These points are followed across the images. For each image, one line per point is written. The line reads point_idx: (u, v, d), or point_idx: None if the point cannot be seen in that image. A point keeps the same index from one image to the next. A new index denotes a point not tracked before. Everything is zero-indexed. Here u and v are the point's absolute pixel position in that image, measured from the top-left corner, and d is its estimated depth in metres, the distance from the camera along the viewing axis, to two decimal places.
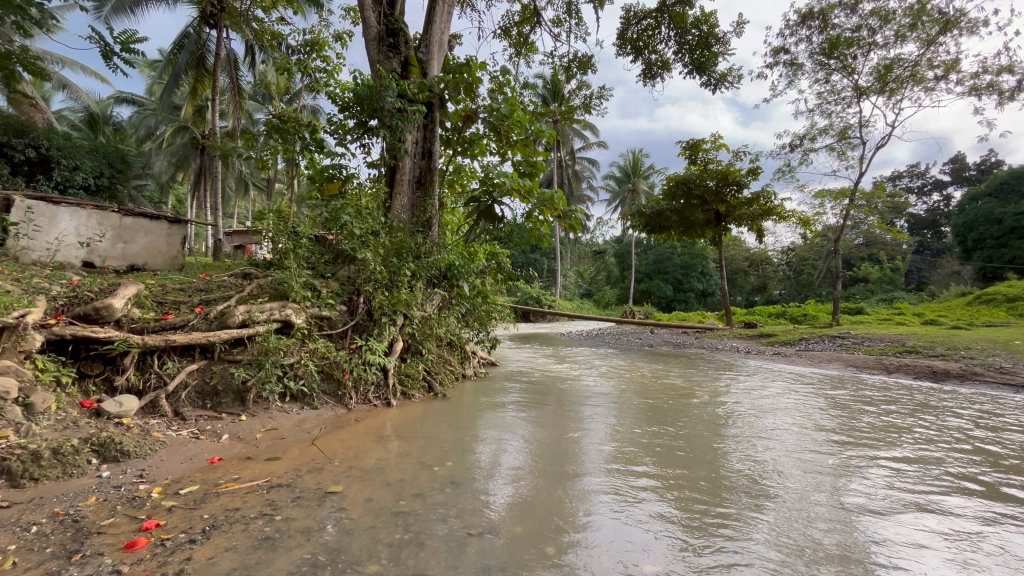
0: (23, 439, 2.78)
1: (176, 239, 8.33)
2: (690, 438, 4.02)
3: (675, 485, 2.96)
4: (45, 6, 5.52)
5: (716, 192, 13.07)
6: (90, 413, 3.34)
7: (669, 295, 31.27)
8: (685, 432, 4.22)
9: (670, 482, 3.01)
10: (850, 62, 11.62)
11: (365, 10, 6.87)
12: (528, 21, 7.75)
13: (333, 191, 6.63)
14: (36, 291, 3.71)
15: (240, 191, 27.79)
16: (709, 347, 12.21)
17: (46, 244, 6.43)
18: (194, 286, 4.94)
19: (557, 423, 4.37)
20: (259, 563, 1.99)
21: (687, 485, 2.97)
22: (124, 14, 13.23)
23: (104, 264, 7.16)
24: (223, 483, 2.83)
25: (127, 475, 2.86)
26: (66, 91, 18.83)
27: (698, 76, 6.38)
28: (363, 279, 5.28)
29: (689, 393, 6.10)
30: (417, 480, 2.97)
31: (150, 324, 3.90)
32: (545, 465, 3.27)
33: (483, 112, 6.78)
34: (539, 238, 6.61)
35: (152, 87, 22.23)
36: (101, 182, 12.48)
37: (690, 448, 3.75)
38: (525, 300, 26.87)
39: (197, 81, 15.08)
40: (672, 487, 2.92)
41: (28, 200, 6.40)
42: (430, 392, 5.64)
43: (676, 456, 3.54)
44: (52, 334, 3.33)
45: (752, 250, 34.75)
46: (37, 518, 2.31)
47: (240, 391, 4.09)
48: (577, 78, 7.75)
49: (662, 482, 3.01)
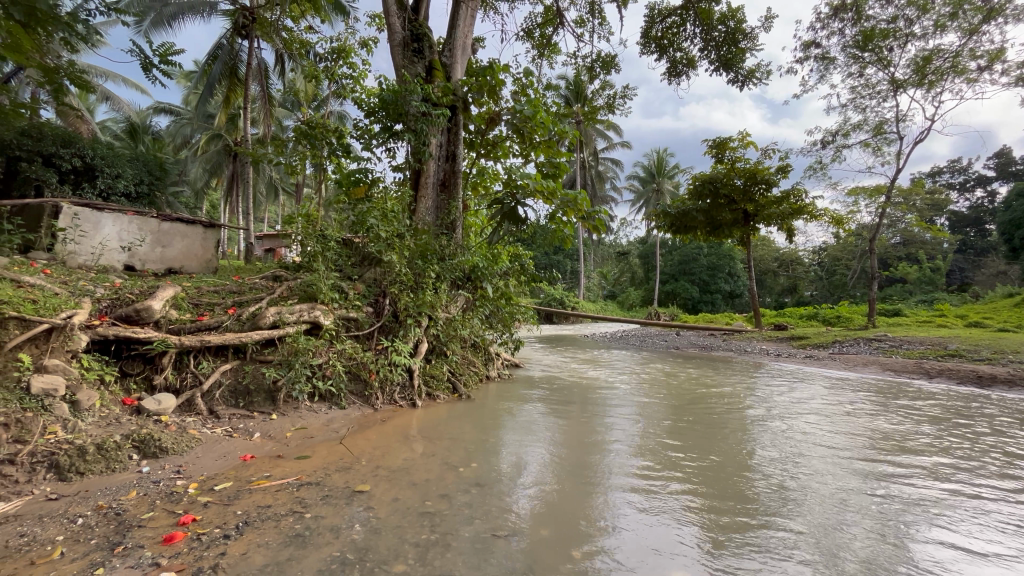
0: (70, 435, 2.91)
1: (211, 243, 8.61)
2: (718, 443, 3.93)
3: (702, 490, 2.90)
4: (90, 22, 5.81)
5: (744, 191, 12.73)
6: (131, 410, 3.47)
7: (695, 296, 30.70)
8: (714, 437, 4.12)
9: (697, 487, 2.96)
10: (885, 54, 11.23)
11: (390, 17, 7.01)
12: (550, 22, 7.75)
13: (360, 195, 6.76)
14: (82, 293, 3.89)
15: (271, 196, 28.63)
16: (738, 349, 11.93)
17: (90, 249, 6.74)
18: (228, 289, 5.10)
19: (582, 427, 4.33)
20: (290, 559, 2.03)
21: (715, 490, 2.91)
22: (163, 28, 13.83)
23: (144, 267, 7.47)
24: (255, 481, 2.90)
25: (165, 470, 2.97)
26: (109, 103, 19.76)
27: (725, 73, 6.26)
28: (389, 281, 5.36)
29: (717, 397, 5.96)
30: (443, 481, 2.98)
31: (186, 325, 4.03)
32: (570, 469, 3.25)
33: (506, 114, 6.81)
34: (563, 239, 6.57)
35: (187, 97, 23.09)
36: (141, 189, 13.03)
37: (719, 454, 3.65)
38: (549, 302, 26.82)
39: (230, 89, 15.59)
40: (700, 493, 2.87)
41: (74, 207, 6.71)
42: (455, 394, 5.67)
43: (704, 461, 3.47)
44: (96, 334, 3.48)
45: (782, 250, 33.81)
46: (83, 511, 2.42)
47: (271, 391, 4.20)
48: (601, 78, 7.71)
49: (688, 487, 2.96)
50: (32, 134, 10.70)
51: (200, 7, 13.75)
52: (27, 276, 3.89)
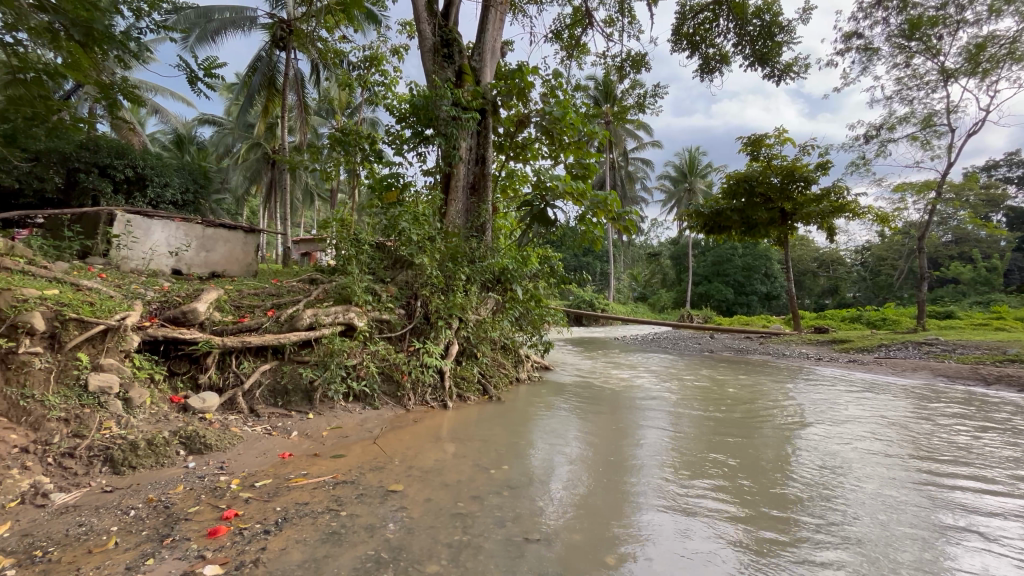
0: (123, 430, 3.07)
1: (251, 247, 8.94)
2: (755, 450, 3.80)
3: (736, 499, 2.80)
4: (142, 40, 6.13)
5: (781, 189, 12.34)
6: (178, 407, 3.62)
7: (730, 299, 29.84)
8: (752, 443, 3.99)
9: (732, 495, 2.85)
10: (934, 43, 10.65)
11: (421, 24, 7.14)
12: (579, 23, 7.72)
13: (392, 199, 6.88)
14: (134, 296, 4.10)
15: (307, 201, 29.55)
16: (776, 352, 11.53)
17: (142, 254, 7.12)
18: (267, 291, 5.29)
19: (613, 431, 4.27)
20: (327, 556, 2.08)
21: (752, 499, 2.81)
22: (207, 43, 14.46)
23: (190, 271, 7.83)
24: (294, 478, 2.99)
25: (209, 466, 3.09)
26: (158, 116, 20.88)
27: (761, 68, 6.07)
28: (420, 283, 5.44)
29: (755, 402, 5.76)
30: (474, 483, 2.99)
31: (228, 326, 4.19)
32: (599, 473, 3.20)
33: (535, 116, 6.80)
34: (593, 241, 6.50)
35: (229, 109, 24.13)
36: (187, 197, 13.70)
37: (757, 461, 3.52)
38: (578, 304, 26.59)
39: (269, 100, 16.18)
40: (735, 501, 2.77)
41: (127, 214, 7.10)
42: (485, 396, 5.69)
43: (740, 468, 3.35)
44: (147, 335, 3.66)
45: (823, 250, 32.46)
46: (135, 503, 2.55)
47: (308, 391, 4.31)
48: (630, 77, 7.61)
49: (723, 494, 2.87)
50: (90, 147, 11.44)
51: (241, 22, 14.36)
52: (86, 280, 4.14)
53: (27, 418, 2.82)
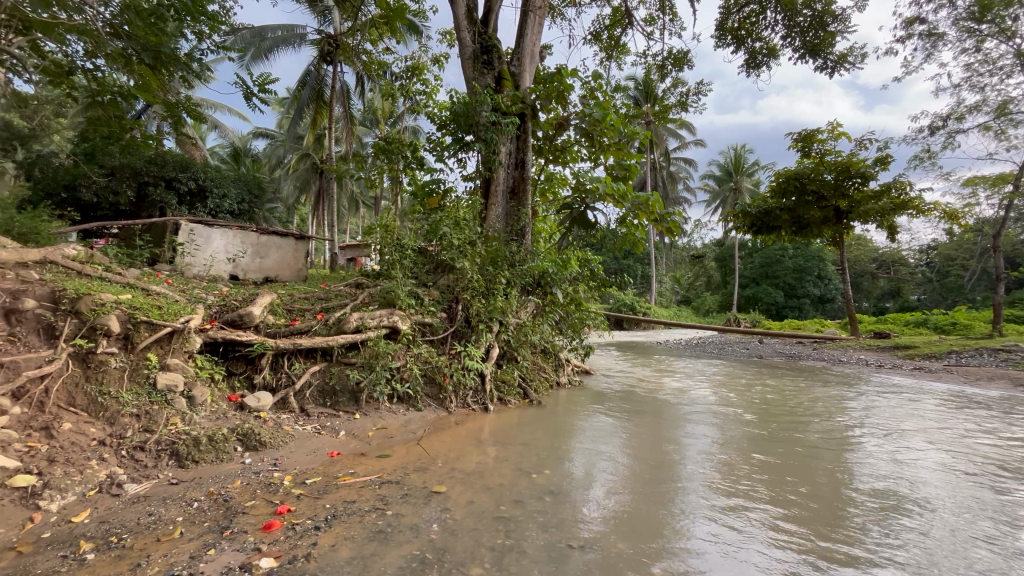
0: (187, 426, 3.26)
1: (301, 253, 9.34)
2: (810, 462, 3.61)
3: (790, 513, 2.67)
4: (204, 61, 6.55)
5: (835, 186, 11.70)
6: (235, 405, 3.81)
7: (780, 302, 28.39)
8: (806, 454, 3.80)
9: (786, 509, 2.72)
10: (1009, 24, 9.83)
11: (461, 32, 7.26)
12: (618, 23, 7.63)
13: (434, 205, 6.98)
14: (196, 300, 4.37)
15: (352, 209, 30.58)
16: (832, 359, 10.88)
17: (203, 260, 7.58)
18: (317, 295, 5.50)
19: (657, 438, 4.17)
20: (373, 554, 2.13)
21: (805, 514, 2.67)
22: (261, 60, 15.28)
23: (246, 276, 8.27)
24: (342, 476, 3.08)
25: (264, 463, 3.24)
26: (218, 131, 22.22)
27: (812, 60, 5.78)
28: (461, 287, 5.49)
29: (810, 412, 5.45)
30: (517, 487, 2.99)
31: (281, 329, 4.38)
32: (642, 482, 3.13)
33: (575, 119, 6.78)
34: (634, 243, 6.38)
35: (281, 122, 25.39)
36: (243, 207, 14.48)
37: (810, 473, 3.34)
38: (619, 308, 26.09)
39: (317, 112, 16.89)
40: (790, 515, 2.64)
41: (191, 224, 7.58)
42: (525, 399, 5.66)
43: (793, 480, 3.19)
44: (208, 337, 3.87)
45: (883, 249, 30.46)
46: (198, 495, 2.70)
47: (355, 391, 4.45)
48: (672, 76, 7.44)
49: (776, 508, 2.74)
50: (158, 162, 12.30)
51: (292, 39, 15.09)
52: (155, 285, 4.46)
53: (104, 413, 3.05)
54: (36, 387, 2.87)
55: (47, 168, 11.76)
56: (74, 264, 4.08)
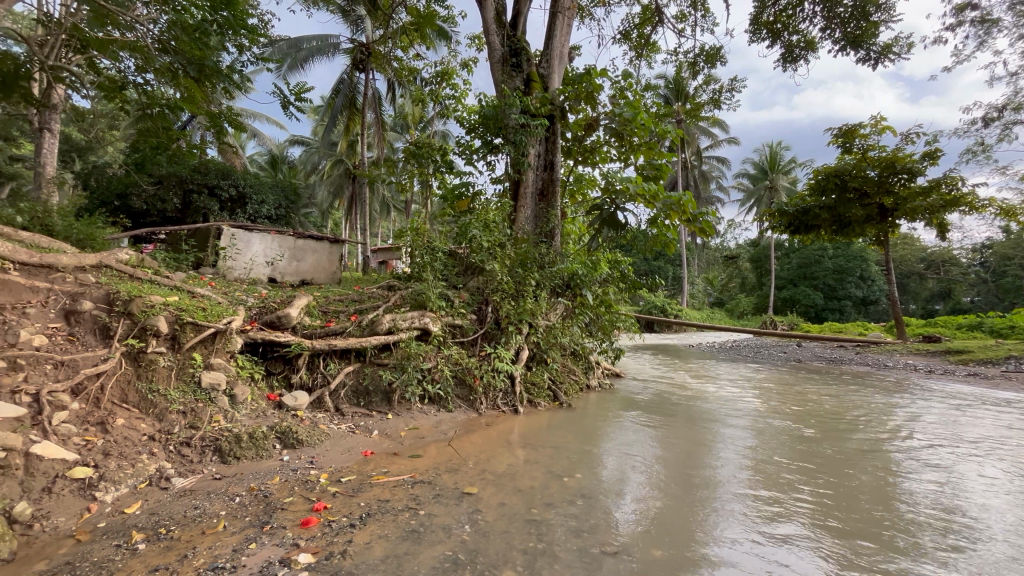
0: (229, 424, 3.38)
1: (335, 257, 9.60)
2: (854, 471, 3.45)
3: (833, 524, 2.55)
4: (244, 72, 6.80)
5: (879, 182, 11.15)
6: (274, 404, 3.93)
7: (820, 304, 27.20)
8: (850, 463, 3.63)
9: (828, 520, 2.61)
10: None
11: (490, 36, 7.31)
12: (648, 21, 7.52)
13: (463, 208, 7.03)
14: (238, 303, 4.54)
15: (383, 213, 31.17)
16: (877, 364, 10.36)
17: (244, 264, 7.89)
18: (350, 297, 5.62)
19: (690, 443, 4.07)
20: (407, 553, 2.15)
21: (851, 526, 2.54)
22: (297, 70, 15.80)
23: (284, 279, 8.56)
24: (375, 475, 3.14)
25: (302, 460, 3.33)
26: (256, 139, 23.10)
27: (853, 52, 5.54)
28: (491, 289, 5.52)
29: (855, 419, 5.20)
30: (547, 490, 2.97)
31: (317, 330, 4.49)
32: (676, 488, 3.06)
33: (604, 119, 6.72)
34: (666, 244, 6.26)
35: (316, 129, 26.16)
36: (279, 212, 14.97)
37: (854, 483, 3.19)
38: (649, 309, 25.61)
39: (350, 118, 17.31)
40: (833, 526, 2.53)
41: (232, 229, 7.90)
42: (555, 402, 5.62)
43: (837, 490, 3.07)
44: (249, 338, 4.01)
45: (932, 248, 28.86)
46: (240, 491, 2.80)
47: (387, 391, 4.53)
48: (704, 73, 7.27)
49: (819, 518, 2.63)
50: (201, 170, 12.88)
51: (327, 48, 15.53)
52: (199, 288, 4.66)
53: (154, 409, 3.20)
54: (92, 384, 3.04)
55: (102, 178, 12.49)
56: (126, 268, 4.31)
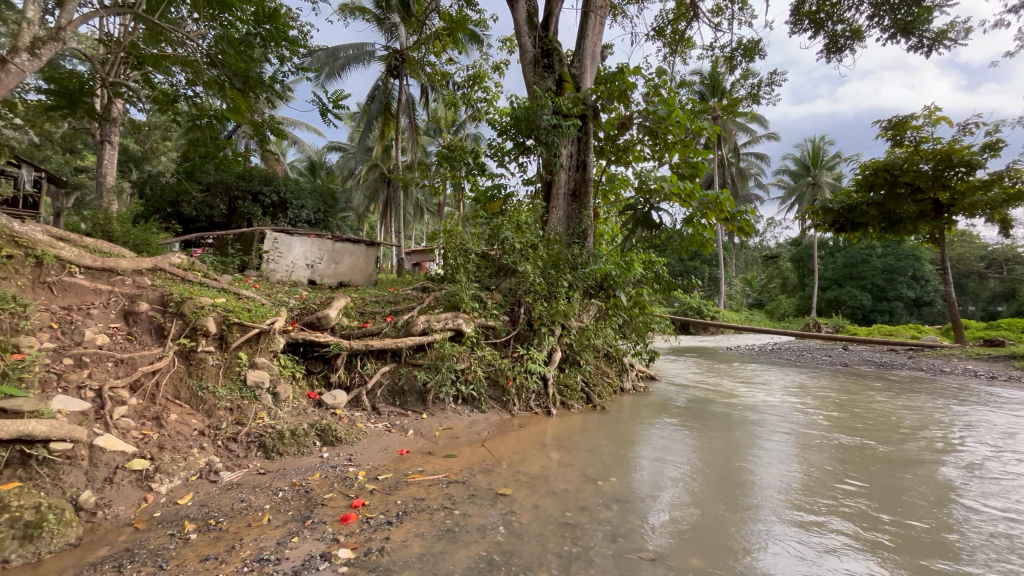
0: (272, 421, 3.52)
1: (372, 259, 9.85)
2: (906, 481, 3.27)
3: (882, 537, 2.43)
4: (286, 82, 7.07)
5: (934, 176, 10.48)
6: (314, 402, 4.05)
7: (868, 307, 25.82)
8: (901, 474, 3.44)
9: (876, 533, 2.48)
10: None
11: (522, 38, 7.34)
12: (683, 16, 7.38)
13: (495, 209, 7.05)
14: (280, 304, 4.70)
15: (416, 215, 31.70)
16: (933, 369, 9.75)
17: (286, 266, 8.20)
18: (386, 298, 5.75)
19: (727, 450, 3.94)
20: (443, 552, 2.17)
21: (902, 540, 2.41)
22: (335, 78, 16.30)
23: (322, 281, 8.85)
24: (411, 474, 3.19)
25: (341, 457, 3.42)
26: (297, 146, 23.92)
27: (904, 40, 5.26)
28: (523, 290, 5.53)
29: (909, 427, 4.92)
30: (581, 494, 2.93)
31: (354, 331, 4.62)
32: (714, 495, 2.97)
33: (638, 117, 6.62)
34: (703, 243, 6.10)
35: (352, 135, 26.90)
36: (318, 216, 15.44)
37: (906, 495, 3.01)
38: (685, 311, 24.97)
39: (385, 124, 17.70)
40: (881, 539, 2.40)
41: (274, 233, 8.21)
42: (588, 404, 5.56)
43: (886, 501, 2.91)
44: (291, 338, 4.15)
45: (994, 246, 26.96)
46: (283, 486, 2.90)
47: (422, 392, 4.59)
48: (742, 67, 7.06)
49: (865, 530, 2.51)
50: (246, 177, 13.44)
51: (363, 56, 15.95)
52: (245, 290, 4.86)
53: (203, 406, 3.36)
54: (148, 381, 3.23)
55: (155, 186, 13.24)
56: (178, 271, 4.54)
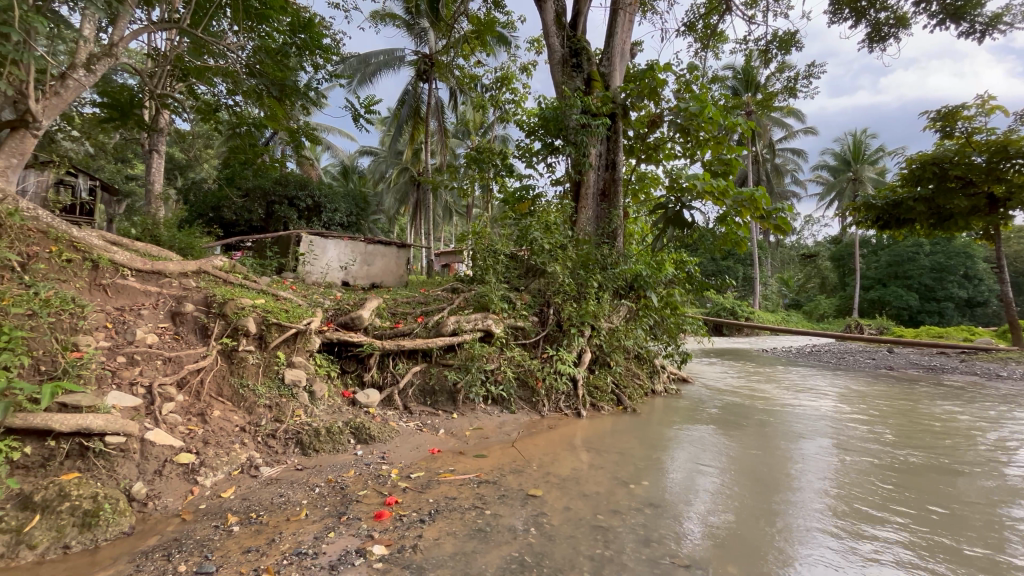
0: (309, 418, 3.62)
1: (403, 260, 10.02)
2: (952, 491, 3.12)
3: (930, 548, 2.32)
4: (320, 89, 7.27)
5: (988, 169, 9.76)
6: (348, 401, 4.14)
7: (914, 307, 24.54)
8: (946, 482, 3.29)
9: (924, 544, 2.37)
10: None
11: (550, 38, 7.32)
12: (715, 10, 7.20)
13: (524, 210, 7.05)
14: (315, 305, 4.83)
15: (445, 218, 32.06)
16: (988, 373, 9.17)
17: (321, 269, 8.43)
18: (417, 299, 5.83)
19: (763, 455, 3.83)
20: (475, 551, 2.18)
21: (952, 551, 2.30)
22: (366, 84, 16.66)
23: (355, 282, 9.06)
24: (443, 473, 3.22)
25: (374, 455, 3.50)
26: (330, 151, 24.55)
27: (954, 26, 4.98)
28: (553, 291, 5.51)
29: (962, 435, 4.64)
30: (613, 496, 2.90)
31: (386, 331, 4.71)
32: (747, 500, 2.90)
33: (669, 114, 6.49)
34: (737, 243, 5.93)
35: (383, 139, 27.45)
36: (351, 219, 15.80)
37: (956, 506, 2.87)
38: (717, 312, 24.33)
39: (414, 128, 17.98)
40: (928, 551, 2.30)
41: (310, 236, 8.46)
42: (619, 406, 5.50)
43: (930, 510, 2.79)
44: (326, 338, 4.26)
45: None
46: (319, 482, 2.98)
47: (452, 392, 4.64)
48: (777, 61, 6.84)
49: (909, 540, 2.41)
50: (282, 182, 13.90)
51: (393, 62, 16.23)
52: (283, 292, 5.02)
53: (244, 403, 3.49)
54: (194, 378, 3.38)
55: (198, 193, 13.85)
56: (221, 273, 4.74)
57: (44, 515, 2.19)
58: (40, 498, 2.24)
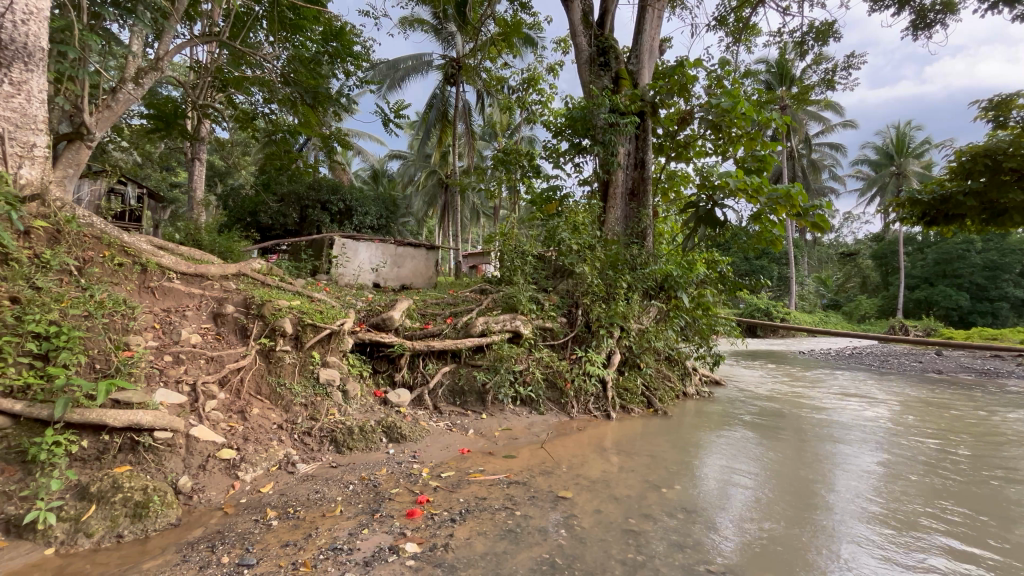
0: (343, 416, 3.71)
1: (431, 262, 10.14)
2: (1003, 503, 2.97)
3: (983, 561, 2.22)
4: (350, 95, 7.43)
5: None
6: (380, 400, 4.22)
7: (964, 308, 23.23)
8: (997, 493, 3.13)
9: (977, 556, 2.27)
10: None
11: (578, 37, 7.28)
12: (748, 3, 7.00)
13: (551, 211, 7.02)
14: (348, 306, 4.94)
15: (472, 220, 32.27)
16: None
17: (353, 271, 8.63)
18: (446, 300, 5.89)
19: (800, 461, 3.72)
20: (505, 552, 2.18)
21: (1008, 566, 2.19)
22: (394, 89, 16.96)
23: (386, 284, 9.24)
24: (473, 473, 3.24)
25: (405, 454, 3.55)
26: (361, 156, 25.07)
27: (1008, 10, 4.68)
28: (581, 292, 5.47)
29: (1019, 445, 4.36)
30: (646, 500, 2.85)
31: (417, 332, 4.78)
32: (785, 506, 2.82)
33: (700, 111, 6.35)
34: (772, 241, 5.75)
35: (412, 143, 27.88)
36: (381, 222, 16.12)
37: (1010, 518, 2.73)
38: (750, 313, 23.60)
39: (442, 131, 18.18)
40: (978, 565, 2.19)
41: (342, 239, 8.67)
42: (649, 409, 5.42)
43: (981, 522, 2.66)
44: (358, 338, 4.34)
45: None
46: (353, 479, 3.05)
47: (481, 392, 4.67)
48: (813, 52, 6.60)
49: (959, 552, 2.31)
50: (315, 187, 14.29)
51: (421, 67, 16.45)
52: (316, 293, 5.15)
53: (281, 401, 3.60)
54: (234, 377, 3.51)
55: (237, 198, 14.37)
56: (258, 276, 4.90)
57: (99, 505, 2.32)
58: (96, 489, 2.37)
